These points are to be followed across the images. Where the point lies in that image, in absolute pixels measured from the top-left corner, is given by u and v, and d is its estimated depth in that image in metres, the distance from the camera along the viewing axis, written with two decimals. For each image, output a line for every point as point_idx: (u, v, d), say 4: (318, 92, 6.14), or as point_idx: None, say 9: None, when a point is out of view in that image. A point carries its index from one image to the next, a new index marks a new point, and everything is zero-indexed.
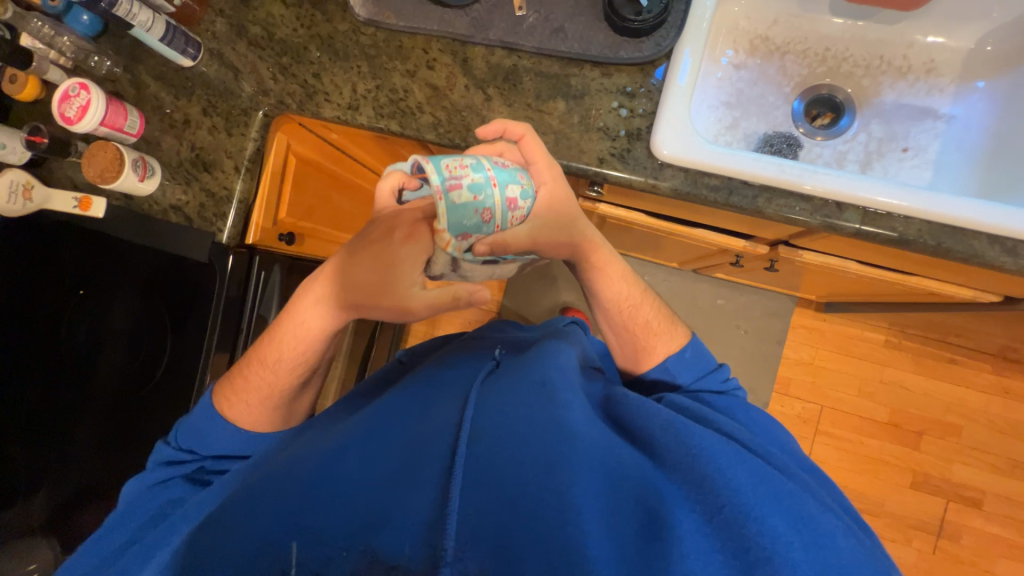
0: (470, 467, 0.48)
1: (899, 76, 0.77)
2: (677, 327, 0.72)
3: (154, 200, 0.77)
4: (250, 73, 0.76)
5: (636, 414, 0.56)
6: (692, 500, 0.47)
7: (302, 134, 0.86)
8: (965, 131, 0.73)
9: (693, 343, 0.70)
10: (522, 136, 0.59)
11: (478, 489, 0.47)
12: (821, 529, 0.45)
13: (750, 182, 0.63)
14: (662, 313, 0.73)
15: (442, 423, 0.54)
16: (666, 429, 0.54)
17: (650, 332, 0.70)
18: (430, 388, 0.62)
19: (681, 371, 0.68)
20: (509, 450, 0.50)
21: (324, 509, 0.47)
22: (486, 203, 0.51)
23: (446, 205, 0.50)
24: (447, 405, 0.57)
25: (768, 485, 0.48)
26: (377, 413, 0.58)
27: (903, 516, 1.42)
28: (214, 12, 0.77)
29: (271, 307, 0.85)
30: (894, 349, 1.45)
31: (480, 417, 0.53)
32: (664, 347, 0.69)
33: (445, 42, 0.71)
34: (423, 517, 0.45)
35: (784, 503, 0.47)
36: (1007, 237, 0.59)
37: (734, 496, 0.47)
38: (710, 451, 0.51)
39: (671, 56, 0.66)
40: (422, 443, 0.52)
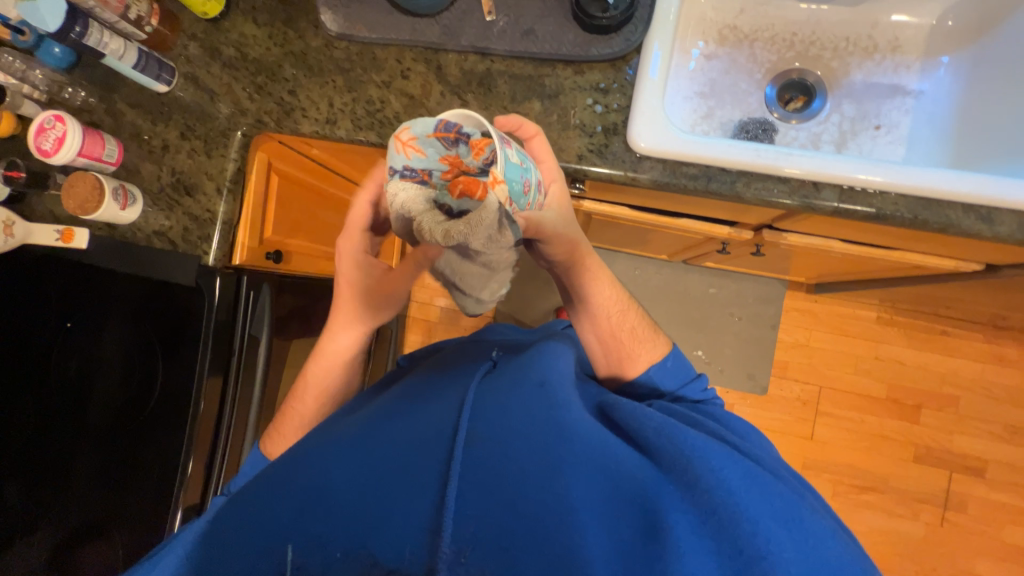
0: (467, 470, 0.48)
1: (866, 56, 0.79)
2: (659, 337, 0.73)
3: (137, 226, 0.78)
4: (226, 95, 0.76)
5: (631, 413, 0.56)
6: (688, 501, 0.48)
7: (284, 153, 0.86)
8: (934, 105, 0.75)
9: (674, 354, 0.71)
10: (533, 136, 0.59)
11: (476, 492, 0.47)
12: (811, 530, 0.46)
13: (728, 168, 0.64)
14: (644, 323, 0.73)
15: (438, 424, 0.53)
16: (659, 432, 0.54)
17: (635, 339, 0.71)
18: (425, 386, 0.61)
19: (665, 379, 0.69)
20: (507, 452, 0.49)
21: (323, 515, 0.48)
22: (530, 173, 0.51)
23: (506, 159, 0.47)
24: (442, 404, 0.56)
25: (758, 486, 0.48)
26: (374, 413, 0.57)
27: (910, 490, 1.42)
28: (186, 36, 0.77)
29: (262, 328, 0.84)
30: (887, 325, 1.46)
31: (478, 417, 0.52)
32: (649, 355, 0.70)
33: (418, 51, 0.72)
34: (423, 523, 0.46)
35: (775, 505, 0.47)
36: (980, 205, 0.60)
37: (728, 498, 0.47)
38: (702, 450, 0.51)
39: (642, 50, 0.67)
40: (419, 444, 0.51)
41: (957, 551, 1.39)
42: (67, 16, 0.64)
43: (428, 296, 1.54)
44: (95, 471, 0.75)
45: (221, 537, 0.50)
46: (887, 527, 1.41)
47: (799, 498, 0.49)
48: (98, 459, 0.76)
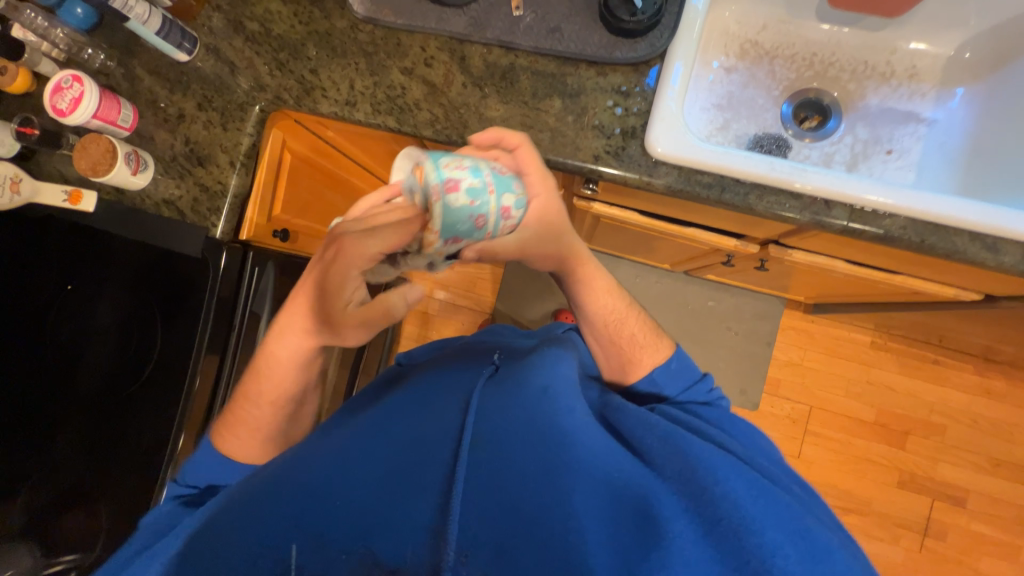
0: (471, 472, 0.50)
1: (883, 81, 0.80)
2: (663, 337, 0.72)
3: (146, 193, 0.77)
4: (247, 69, 0.76)
5: (638, 421, 0.57)
6: (692, 512, 0.47)
7: (298, 133, 0.86)
8: (946, 134, 0.76)
9: (678, 354, 0.71)
10: (518, 146, 0.59)
11: (478, 494, 0.48)
12: (821, 543, 0.45)
13: (742, 179, 0.64)
14: (647, 325, 0.73)
15: (443, 427, 0.55)
16: (661, 443, 0.54)
17: (636, 345, 0.71)
18: (429, 388, 0.61)
19: (668, 381, 0.69)
20: (509, 455, 0.51)
21: (323, 506, 0.48)
22: (483, 207, 0.50)
23: (443, 208, 0.49)
24: (446, 407, 0.57)
25: (766, 498, 0.48)
26: (380, 415, 0.58)
27: (891, 515, 1.44)
28: (211, 7, 0.77)
29: (264, 307, 0.85)
30: (880, 350, 1.48)
31: (482, 423, 0.54)
32: (650, 359, 0.70)
33: (443, 40, 0.72)
34: (423, 525, 0.47)
35: (781, 516, 0.46)
36: (986, 233, 0.61)
37: (733, 509, 0.46)
38: (710, 462, 0.51)
39: (665, 58, 0.67)
40: (423, 447, 0.53)
41: None
42: None
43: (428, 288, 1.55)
44: (85, 436, 0.75)
45: (216, 523, 0.50)
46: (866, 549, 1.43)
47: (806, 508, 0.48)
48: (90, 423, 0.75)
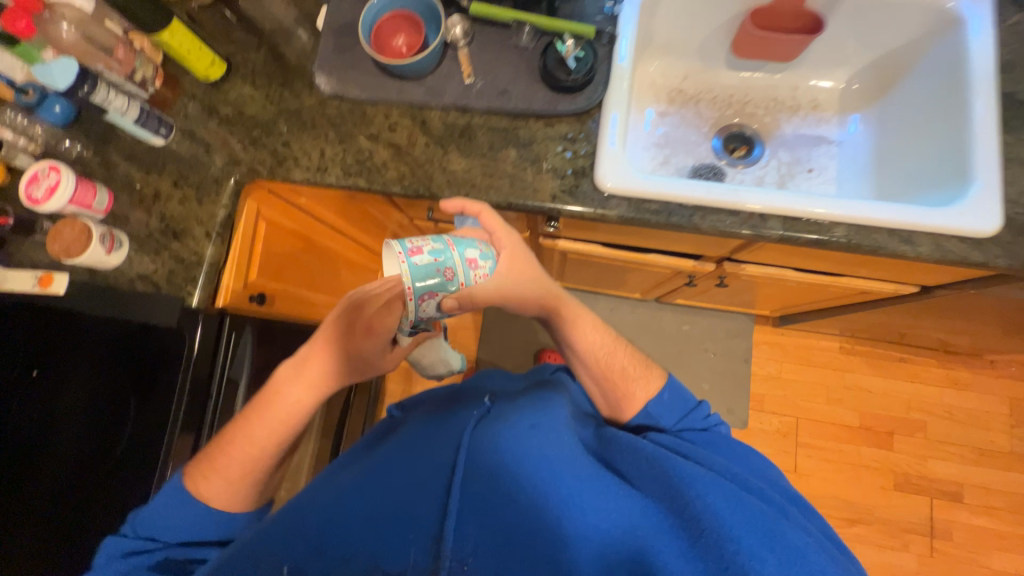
0: (465, 507, 0.52)
1: (792, 112, 0.92)
2: (654, 369, 0.72)
3: (122, 271, 0.79)
4: (221, 147, 0.81)
5: (624, 446, 0.58)
6: (676, 527, 0.49)
7: (272, 201, 0.90)
8: (854, 151, 0.87)
9: (670, 386, 0.70)
10: (479, 212, 0.66)
11: (474, 527, 0.50)
12: (797, 545, 0.45)
13: (684, 203, 0.72)
14: (637, 357, 0.73)
15: (438, 464, 0.56)
16: (651, 462, 0.54)
17: (627, 379, 0.70)
18: (426, 429, 0.62)
19: (659, 411, 0.68)
20: (503, 486, 0.52)
21: (326, 550, 0.51)
22: (450, 262, 0.58)
23: (415, 272, 0.56)
24: (441, 445, 0.58)
25: (743, 507, 0.48)
26: (380, 459, 0.59)
27: (895, 520, 1.43)
28: (186, 96, 0.84)
29: (241, 372, 0.86)
30: (849, 355, 1.54)
31: (475, 457, 0.55)
32: (644, 392, 0.70)
33: (404, 107, 0.80)
34: (424, 551, 0.50)
35: (761, 524, 0.47)
36: (901, 229, 0.68)
37: (714, 523, 0.47)
38: (691, 478, 0.51)
39: (602, 107, 0.76)
40: (421, 485, 0.55)
41: None
42: (78, 77, 0.68)
43: None
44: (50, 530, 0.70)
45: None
46: (878, 560, 1.41)
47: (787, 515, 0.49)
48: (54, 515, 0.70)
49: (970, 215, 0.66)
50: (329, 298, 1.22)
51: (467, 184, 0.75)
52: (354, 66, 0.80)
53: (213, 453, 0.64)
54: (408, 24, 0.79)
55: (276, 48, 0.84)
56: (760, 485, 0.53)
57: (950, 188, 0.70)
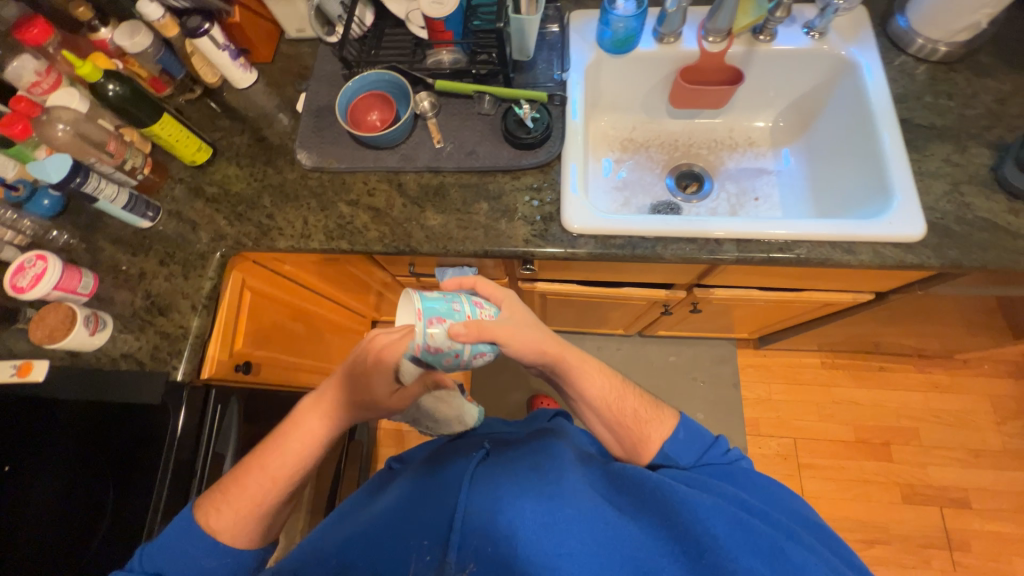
0: (465, 542, 0.50)
1: (732, 150, 1.02)
2: (664, 407, 0.69)
3: (104, 350, 0.78)
4: (207, 224, 0.85)
5: (627, 475, 0.59)
6: (679, 555, 0.50)
7: (258, 270, 0.92)
8: (792, 178, 0.97)
9: (684, 424, 0.67)
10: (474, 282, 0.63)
11: (474, 560, 0.49)
12: (794, 560, 0.49)
13: (646, 236, 0.78)
14: (644, 397, 0.70)
15: (438, 511, 0.54)
16: (654, 491, 0.55)
17: (640, 422, 0.66)
18: (424, 475, 0.61)
19: (674, 450, 0.64)
20: (505, 516, 0.51)
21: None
22: (456, 299, 0.59)
23: (425, 304, 0.56)
24: (440, 490, 0.57)
25: (744, 529, 0.50)
26: (378, 513, 0.57)
27: (911, 535, 1.40)
28: (173, 180, 0.89)
29: (227, 446, 0.83)
30: (832, 369, 1.58)
31: (475, 500, 0.54)
32: (661, 429, 0.66)
33: (381, 173, 0.86)
34: None
35: (760, 545, 0.49)
36: (843, 241, 0.75)
37: (717, 547, 0.49)
38: (693, 504, 0.52)
39: (561, 159, 0.84)
40: (421, 535, 0.53)
41: None
42: (70, 170, 0.72)
43: None
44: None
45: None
46: None
47: (784, 533, 0.52)
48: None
49: (897, 223, 0.73)
50: (316, 363, 1.22)
51: (444, 238, 0.81)
52: (333, 141, 0.87)
53: (228, 484, 0.62)
54: (381, 102, 0.87)
55: (259, 131, 0.91)
56: (761, 508, 0.55)
57: (877, 203, 0.78)
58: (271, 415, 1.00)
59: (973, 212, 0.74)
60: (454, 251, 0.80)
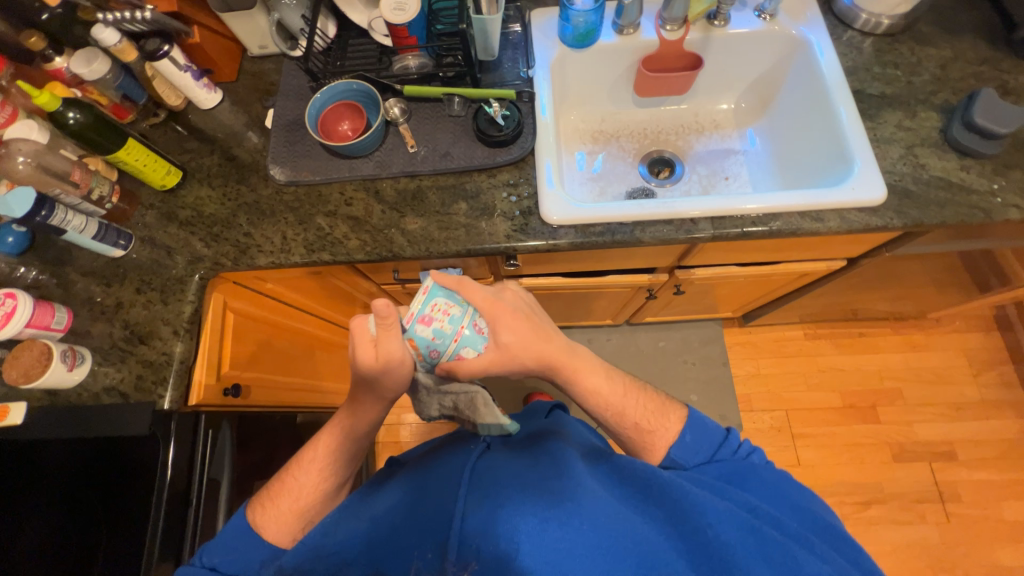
0: (464, 539, 0.49)
1: (700, 134, 1.05)
2: (671, 409, 0.67)
3: (83, 385, 0.75)
4: (183, 248, 0.84)
5: (632, 471, 0.59)
6: (688, 555, 0.50)
7: (239, 290, 0.91)
8: (758, 156, 1.00)
9: (690, 423, 0.65)
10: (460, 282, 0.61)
11: (475, 560, 0.47)
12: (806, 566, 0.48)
13: (623, 221, 0.79)
14: (650, 402, 0.67)
15: (438, 511, 0.53)
16: (660, 489, 0.56)
17: (644, 432, 0.65)
18: (424, 476, 0.60)
19: (681, 454, 0.63)
20: (506, 513, 0.50)
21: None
22: (441, 346, 0.58)
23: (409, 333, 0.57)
24: (441, 490, 0.56)
25: (754, 533, 0.50)
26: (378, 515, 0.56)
27: (905, 492, 1.45)
28: (143, 206, 0.87)
29: (223, 472, 0.82)
30: (815, 339, 1.63)
31: (475, 495, 0.53)
32: (668, 431, 0.65)
33: (358, 182, 0.86)
34: None
35: (771, 551, 0.49)
36: (810, 209, 0.77)
37: (727, 551, 0.49)
38: (700, 503, 0.53)
39: (535, 155, 0.85)
40: (420, 535, 0.52)
41: (973, 543, 1.39)
42: (34, 204, 0.70)
43: (396, 416, 1.51)
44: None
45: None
46: (902, 538, 1.41)
47: (797, 541, 0.51)
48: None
49: (859, 189, 0.76)
50: (306, 381, 1.20)
51: (426, 240, 0.81)
52: (306, 155, 0.87)
53: (275, 488, 0.67)
54: (351, 111, 0.88)
55: (229, 150, 0.90)
56: (771, 514, 0.54)
57: (839, 169, 0.82)
58: (265, 438, 0.98)
59: (928, 172, 0.77)
60: (438, 252, 0.80)
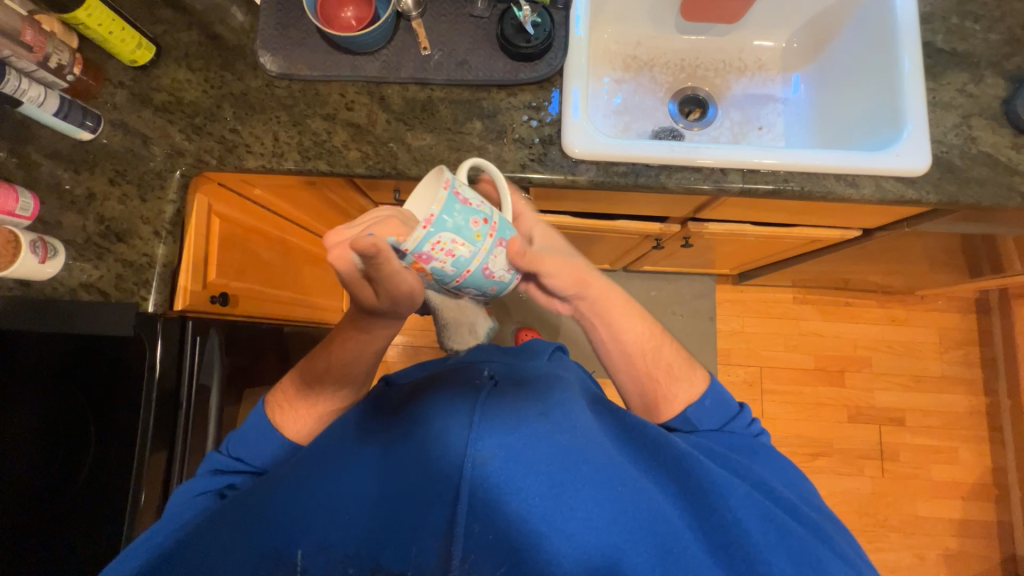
0: (477, 488, 0.51)
1: (740, 74, 0.95)
2: (697, 368, 0.70)
3: (59, 279, 0.70)
4: (161, 137, 0.75)
5: (648, 436, 0.59)
6: (697, 527, 0.54)
7: (223, 192, 0.83)
8: (798, 108, 0.92)
9: (712, 389, 0.68)
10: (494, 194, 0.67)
11: (488, 510, 0.50)
12: (810, 556, 0.52)
13: (650, 163, 0.73)
14: (678, 355, 0.71)
15: (444, 451, 0.53)
16: (679, 462, 0.57)
17: (668, 377, 0.69)
18: (423, 411, 0.57)
19: (699, 416, 0.66)
20: (523, 471, 0.51)
21: (337, 536, 0.52)
22: (442, 281, 0.57)
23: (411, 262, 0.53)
24: (442, 429, 0.54)
25: (773, 522, 0.53)
26: (385, 445, 0.57)
27: (851, 449, 1.58)
28: (112, 84, 0.77)
29: (213, 377, 0.80)
30: (802, 304, 1.66)
31: (485, 444, 0.52)
32: (693, 387, 0.68)
33: (361, 85, 0.77)
34: (438, 535, 0.51)
35: (793, 545, 0.52)
36: (847, 172, 0.73)
37: (744, 536, 0.53)
38: (722, 485, 0.55)
39: (563, 76, 0.76)
40: (429, 475, 0.52)
41: (899, 495, 1.56)
42: None
43: None
44: (23, 555, 0.68)
45: (218, 543, 0.52)
46: (839, 486, 1.56)
47: (806, 527, 0.55)
48: (30, 540, 0.69)
49: (904, 156, 0.71)
50: (295, 295, 1.17)
51: (434, 160, 0.74)
52: (301, 44, 0.76)
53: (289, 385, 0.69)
54: None
55: (210, 26, 0.78)
56: (790, 501, 0.57)
57: (886, 132, 0.76)
58: (254, 347, 0.97)
59: (978, 146, 0.72)
60: None
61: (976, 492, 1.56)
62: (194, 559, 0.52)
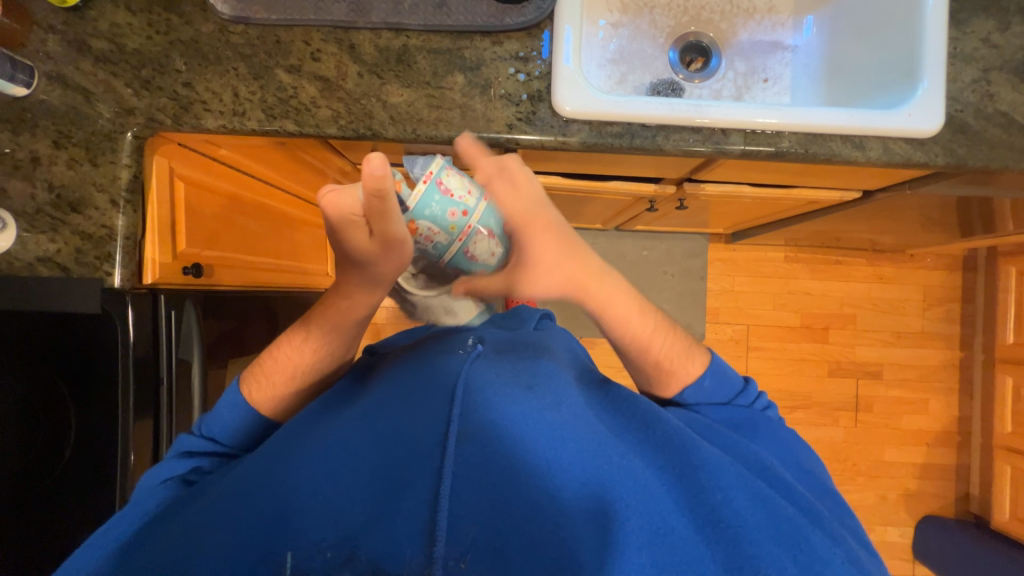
0: (459, 464, 0.52)
1: (749, 17, 0.87)
2: (696, 353, 0.68)
3: (13, 254, 0.65)
4: (106, 93, 0.67)
5: (638, 411, 0.61)
6: (687, 509, 0.53)
7: (184, 154, 0.77)
8: (807, 58, 0.85)
9: (713, 368, 0.67)
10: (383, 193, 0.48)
11: (468, 489, 0.51)
12: (816, 553, 0.50)
13: (647, 123, 0.68)
14: (680, 341, 0.68)
15: (429, 422, 0.55)
16: (668, 437, 0.58)
17: (667, 365, 0.67)
18: (411, 384, 0.60)
19: (694, 396, 0.66)
20: (505, 445, 0.53)
21: (313, 522, 0.50)
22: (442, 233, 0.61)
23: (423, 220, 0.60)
24: (432, 403, 0.57)
25: (765, 506, 0.52)
26: (366, 416, 0.58)
27: (828, 401, 1.65)
28: (42, 29, 0.68)
29: (192, 352, 0.78)
30: (793, 263, 1.65)
31: (468, 414, 0.55)
32: (692, 373, 0.67)
33: (328, 30, 0.68)
34: (420, 525, 0.49)
35: (780, 525, 0.51)
36: (854, 133, 0.68)
37: (734, 518, 0.52)
38: (714, 468, 0.55)
39: (553, 20, 0.68)
40: (410, 446, 0.54)
41: (870, 443, 1.65)
42: None
43: None
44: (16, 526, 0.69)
45: (188, 527, 0.51)
46: (813, 435, 1.64)
47: (805, 516, 0.53)
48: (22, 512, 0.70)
49: (915, 116, 0.67)
50: (276, 260, 1.12)
51: (412, 119, 0.67)
52: None
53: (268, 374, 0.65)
54: None
55: None
56: (784, 481, 0.56)
57: (900, 89, 0.71)
58: (236, 317, 0.94)
59: (994, 104, 0.68)
60: (425, 137, 0.68)
61: (939, 438, 1.66)
62: (160, 547, 0.50)
